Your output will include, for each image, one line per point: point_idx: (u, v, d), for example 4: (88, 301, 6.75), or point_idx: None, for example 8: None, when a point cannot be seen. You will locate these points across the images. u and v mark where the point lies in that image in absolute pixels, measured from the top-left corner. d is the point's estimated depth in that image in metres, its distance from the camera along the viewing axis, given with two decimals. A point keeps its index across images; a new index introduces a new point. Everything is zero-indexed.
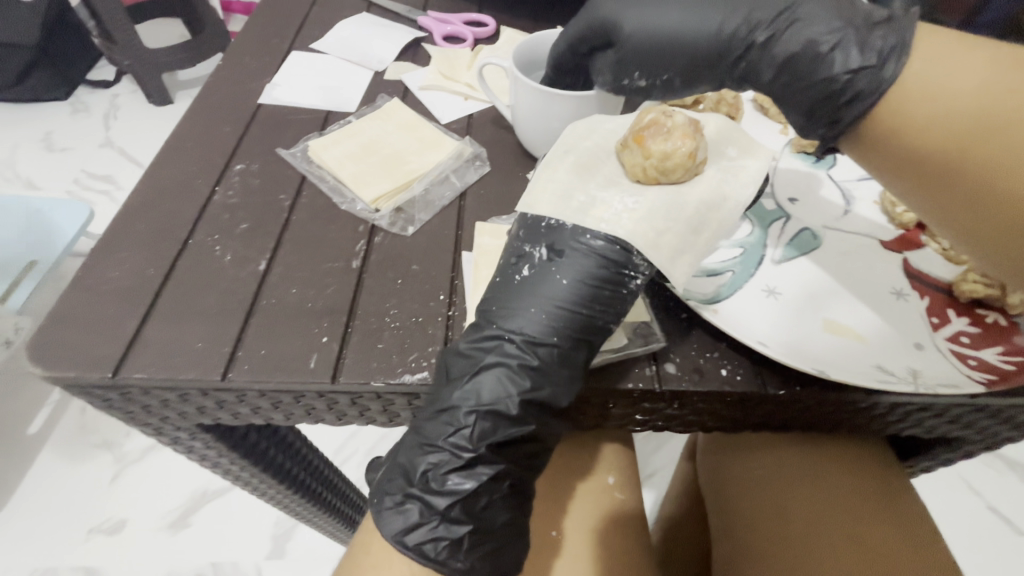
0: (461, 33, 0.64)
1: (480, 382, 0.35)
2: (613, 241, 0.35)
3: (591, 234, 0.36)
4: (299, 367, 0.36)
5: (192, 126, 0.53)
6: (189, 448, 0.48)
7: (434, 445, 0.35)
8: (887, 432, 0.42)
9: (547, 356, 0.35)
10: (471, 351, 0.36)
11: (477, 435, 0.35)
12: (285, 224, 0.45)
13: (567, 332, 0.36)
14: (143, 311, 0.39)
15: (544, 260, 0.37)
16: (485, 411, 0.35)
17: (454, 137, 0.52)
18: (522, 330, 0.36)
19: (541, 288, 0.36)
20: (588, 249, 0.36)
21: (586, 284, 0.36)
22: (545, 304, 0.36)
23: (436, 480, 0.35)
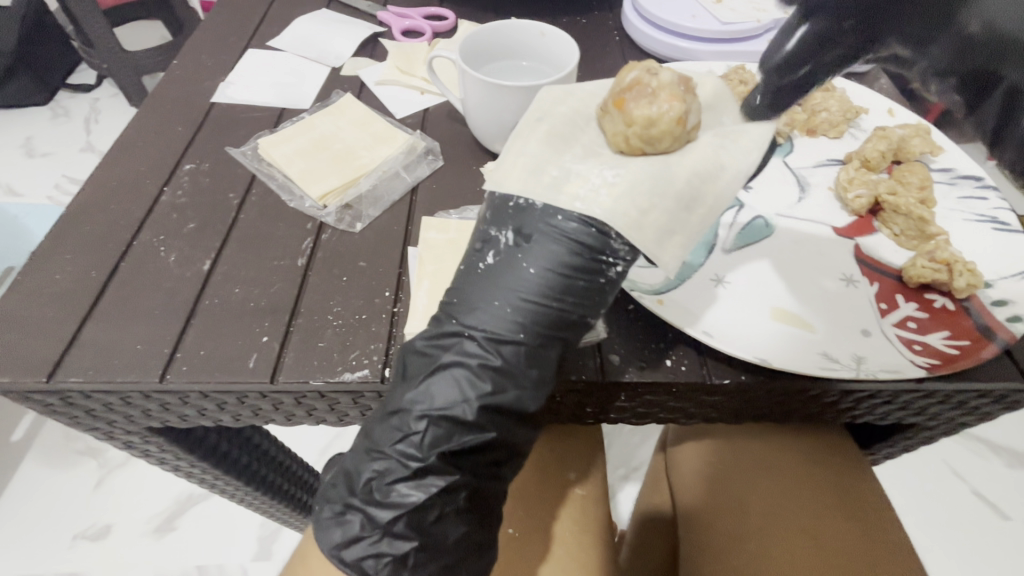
0: (420, 27, 0.64)
1: (436, 385, 0.33)
2: (587, 223, 0.32)
3: (564, 215, 0.32)
4: (237, 368, 0.36)
5: (142, 126, 0.52)
6: (145, 453, 0.48)
7: (382, 452, 0.33)
8: (842, 420, 0.42)
9: (510, 354, 0.32)
10: (427, 350, 0.34)
11: (428, 443, 0.32)
12: (233, 223, 0.44)
13: (534, 328, 0.33)
14: (83, 314, 0.38)
15: (510, 245, 0.33)
16: (436, 417, 0.32)
17: (407, 132, 0.51)
18: (483, 326, 0.33)
19: (506, 278, 0.33)
20: (560, 232, 0.32)
21: (556, 274, 0.32)
22: (509, 297, 0.32)
23: (380, 491, 0.33)
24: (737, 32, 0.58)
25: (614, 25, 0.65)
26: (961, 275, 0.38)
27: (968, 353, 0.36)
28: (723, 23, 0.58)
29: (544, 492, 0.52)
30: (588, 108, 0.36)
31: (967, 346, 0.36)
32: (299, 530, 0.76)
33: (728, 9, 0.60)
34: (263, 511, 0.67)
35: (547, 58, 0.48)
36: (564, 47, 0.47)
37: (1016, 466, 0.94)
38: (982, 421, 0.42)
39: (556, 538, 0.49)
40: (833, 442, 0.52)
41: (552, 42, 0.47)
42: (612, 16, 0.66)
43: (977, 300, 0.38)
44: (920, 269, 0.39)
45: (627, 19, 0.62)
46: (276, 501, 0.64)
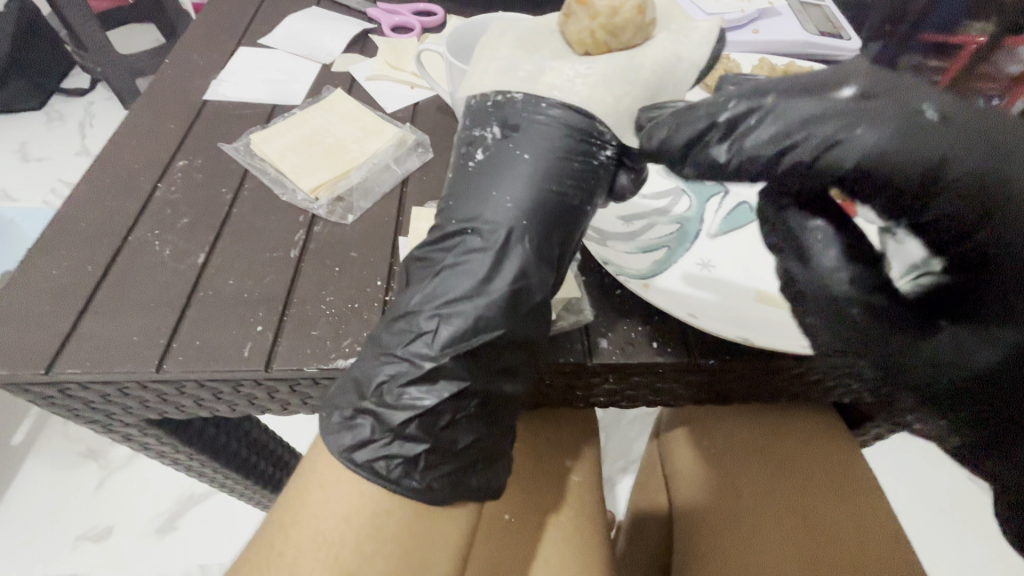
0: (410, 23, 0.64)
1: (441, 282, 0.33)
2: (570, 106, 0.33)
3: (547, 102, 0.34)
4: (232, 356, 0.37)
5: (136, 124, 0.52)
6: (144, 445, 0.49)
7: (392, 355, 0.33)
8: (827, 399, 0.43)
9: (513, 236, 0.33)
10: (427, 254, 0.35)
11: (442, 340, 0.32)
12: (226, 217, 0.45)
13: (536, 213, 0.33)
14: (79, 308, 0.39)
15: (498, 139, 0.34)
16: (443, 309, 0.32)
17: (397, 125, 0.52)
18: (483, 215, 0.33)
19: (502, 169, 0.34)
20: (546, 117, 0.33)
21: (550, 156, 0.33)
22: (509, 185, 0.33)
23: (390, 394, 0.32)
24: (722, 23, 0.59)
25: None
26: None
27: None
28: (708, 13, 0.59)
29: (540, 476, 0.52)
30: (550, 24, 0.38)
31: None
32: None
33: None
34: (261, 504, 0.68)
35: None
36: None
37: None
38: None
39: (549, 523, 0.50)
40: (822, 421, 0.53)
41: None
42: None
43: None
44: None
45: None
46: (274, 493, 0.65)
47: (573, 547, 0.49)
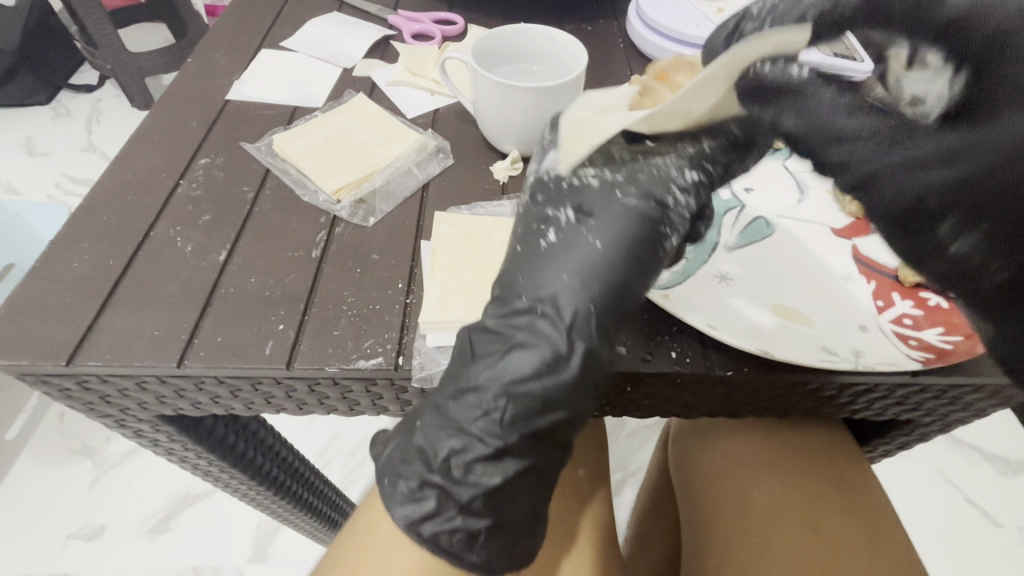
0: (430, 31, 0.65)
1: (511, 361, 0.33)
2: (645, 198, 0.36)
3: (623, 190, 0.35)
4: (254, 354, 0.37)
5: (158, 121, 0.53)
6: (154, 441, 0.49)
7: (461, 430, 0.33)
8: (840, 414, 0.43)
9: (584, 325, 0.33)
10: (497, 327, 0.34)
11: (508, 422, 0.33)
12: (247, 215, 0.45)
13: (606, 299, 0.34)
14: (101, 301, 0.39)
15: (571, 222, 0.35)
16: (512, 394, 0.33)
17: (418, 131, 0.53)
18: (556, 298, 0.34)
19: (574, 244, 0.35)
20: (623, 205, 0.35)
21: (622, 244, 0.35)
22: (586, 262, 0.34)
23: (458, 468, 0.33)
24: None
25: (619, 33, 0.67)
26: None
27: (962, 346, 0.37)
28: None
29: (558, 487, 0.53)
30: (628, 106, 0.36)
31: (960, 340, 0.37)
32: (300, 530, 0.77)
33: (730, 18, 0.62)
34: (265, 506, 0.67)
35: (557, 61, 0.50)
36: (574, 51, 0.48)
37: (1008, 475, 0.95)
38: (977, 417, 0.44)
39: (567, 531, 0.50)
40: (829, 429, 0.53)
41: (561, 46, 0.48)
42: (617, 24, 0.69)
43: None
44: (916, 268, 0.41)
45: (633, 27, 0.64)
46: (278, 496, 0.64)
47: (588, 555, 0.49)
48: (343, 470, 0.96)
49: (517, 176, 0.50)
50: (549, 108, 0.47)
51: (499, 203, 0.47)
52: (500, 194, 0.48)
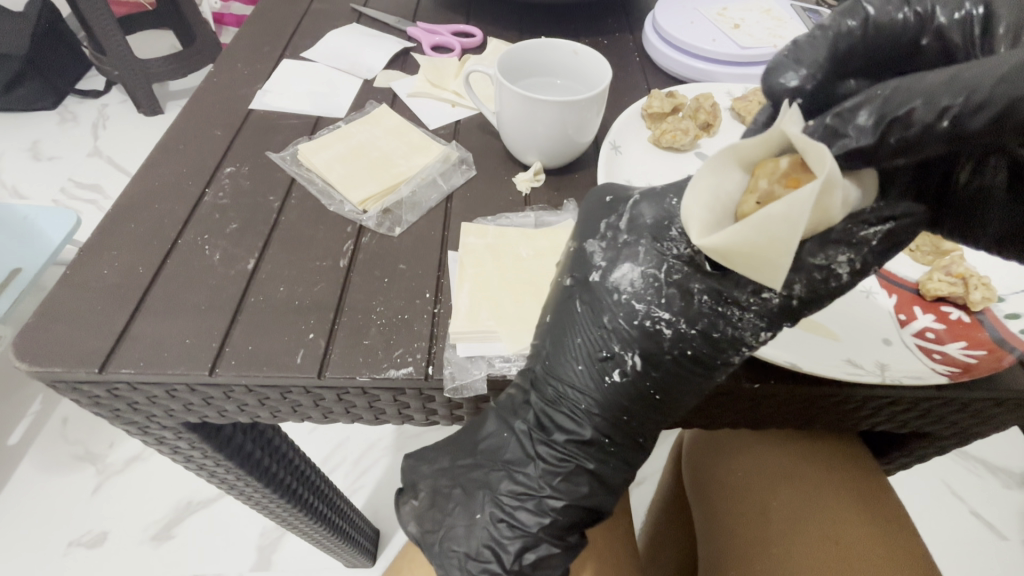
0: (449, 43, 0.66)
1: (561, 482, 0.35)
2: (714, 356, 0.32)
3: (692, 345, 0.32)
4: (286, 362, 0.37)
5: (183, 129, 0.53)
6: (175, 449, 0.49)
7: (523, 529, 0.35)
8: (862, 425, 0.43)
9: (620, 453, 0.36)
10: (559, 443, 0.35)
11: (566, 525, 0.36)
12: (274, 224, 0.46)
13: (643, 431, 0.36)
14: (132, 307, 0.39)
15: (634, 368, 0.33)
16: (568, 505, 0.35)
17: (441, 142, 0.53)
18: (601, 431, 0.35)
19: (632, 397, 0.34)
20: (686, 362, 0.33)
21: (674, 396, 0.34)
22: (633, 412, 0.35)
23: (527, 562, 0.35)
24: (755, 56, 0.61)
25: (634, 47, 0.68)
26: (977, 288, 0.40)
27: (985, 361, 0.37)
28: (742, 47, 0.61)
29: None
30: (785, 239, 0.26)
31: (984, 354, 0.38)
32: (310, 539, 0.77)
33: (746, 33, 0.63)
34: (278, 515, 0.67)
35: (580, 75, 0.50)
36: (596, 65, 0.49)
37: (1013, 487, 0.95)
38: (996, 430, 0.44)
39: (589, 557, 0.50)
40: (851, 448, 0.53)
41: (584, 59, 0.49)
42: (632, 38, 0.70)
43: (991, 313, 0.41)
44: (937, 283, 0.42)
45: (648, 41, 0.65)
46: (291, 504, 0.64)
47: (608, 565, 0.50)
48: (349, 477, 0.96)
49: (539, 188, 0.50)
50: (574, 121, 0.47)
51: (523, 215, 0.47)
52: (523, 206, 0.49)
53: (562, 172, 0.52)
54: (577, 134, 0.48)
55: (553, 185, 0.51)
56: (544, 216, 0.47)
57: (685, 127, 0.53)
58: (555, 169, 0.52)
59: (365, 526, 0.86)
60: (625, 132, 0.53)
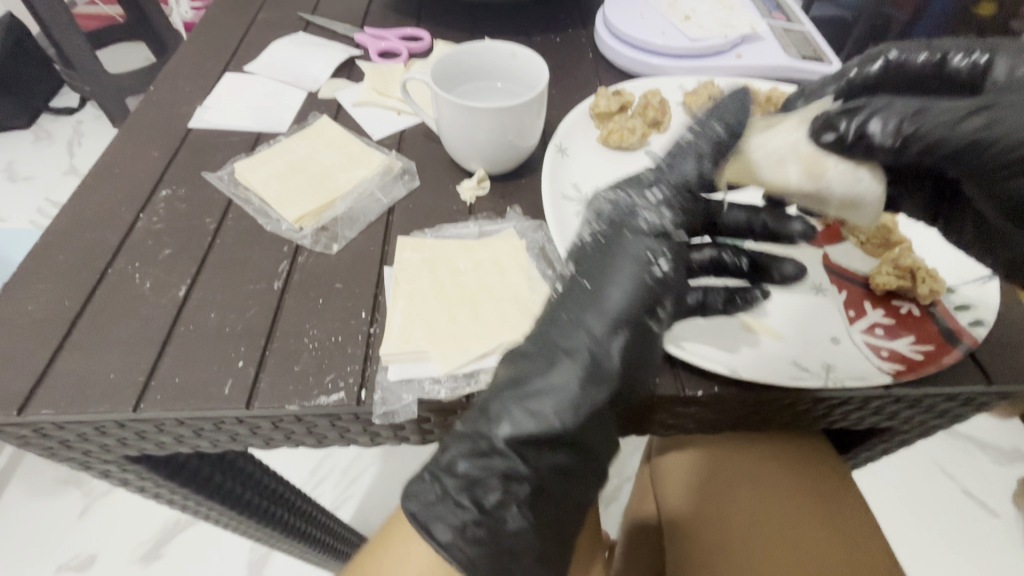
0: (396, 49, 0.65)
1: (520, 401, 0.33)
2: (625, 237, 0.35)
3: (603, 235, 0.35)
4: (213, 395, 0.36)
5: (119, 152, 0.52)
6: (125, 481, 0.48)
7: (469, 441, 0.33)
8: (819, 425, 0.42)
9: (584, 362, 0.33)
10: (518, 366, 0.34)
11: (512, 439, 0.32)
12: (208, 247, 0.45)
13: (601, 334, 0.33)
14: (55, 345, 0.38)
15: (568, 274, 0.36)
16: (530, 420, 0.32)
17: (383, 152, 0.52)
18: (557, 338, 0.34)
19: (570, 299, 0.35)
20: (602, 250, 0.35)
21: (606, 283, 0.34)
22: (581, 310, 0.34)
23: (469, 475, 0.32)
24: (704, 48, 0.60)
25: (587, 42, 0.67)
26: (925, 281, 0.39)
27: (931, 358, 0.37)
28: (691, 39, 0.60)
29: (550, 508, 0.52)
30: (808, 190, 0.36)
31: (930, 351, 0.37)
32: (295, 554, 0.75)
33: (696, 25, 0.62)
34: (253, 535, 0.66)
35: (519, 78, 0.49)
36: (534, 67, 0.47)
37: (1003, 464, 0.94)
38: (954, 423, 0.43)
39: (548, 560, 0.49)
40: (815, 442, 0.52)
41: (523, 62, 0.48)
42: (586, 33, 0.68)
43: (941, 305, 0.39)
44: (886, 276, 0.40)
45: (599, 37, 0.63)
46: (263, 525, 0.63)
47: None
48: (337, 488, 0.95)
49: (484, 196, 0.49)
50: (513, 126, 0.46)
51: (465, 225, 0.46)
52: (468, 215, 0.48)
53: (507, 178, 0.51)
54: (519, 139, 0.47)
55: (499, 192, 0.50)
56: (486, 226, 0.46)
57: (632, 126, 0.52)
58: (500, 175, 0.51)
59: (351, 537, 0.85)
60: (572, 134, 0.52)
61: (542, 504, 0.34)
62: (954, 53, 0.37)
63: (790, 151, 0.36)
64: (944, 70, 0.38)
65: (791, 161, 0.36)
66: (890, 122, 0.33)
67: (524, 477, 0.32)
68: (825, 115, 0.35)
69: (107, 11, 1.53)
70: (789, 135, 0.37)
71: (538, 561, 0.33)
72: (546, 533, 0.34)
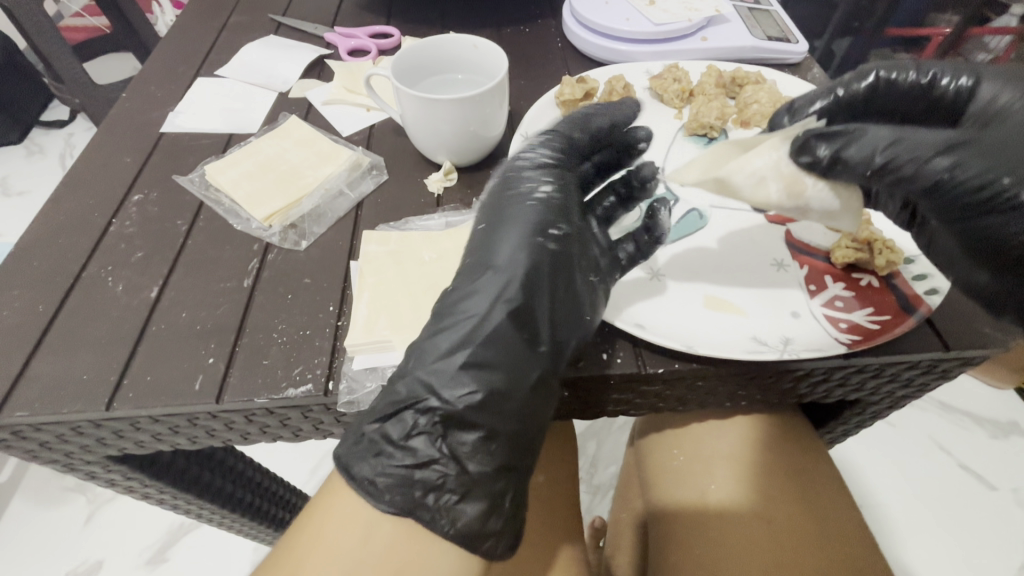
0: (366, 46, 0.65)
1: (451, 354, 0.35)
2: (532, 195, 0.41)
3: (519, 198, 0.41)
4: (184, 391, 0.37)
5: (92, 159, 0.53)
6: (110, 481, 0.48)
7: (400, 376, 0.36)
8: (787, 399, 0.43)
9: (495, 293, 0.37)
10: (447, 316, 0.37)
11: (445, 384, 0.35)
12: (180, 249, 0.45)
13: (510, 268, 0.38)
14: (30, 349, 0.39)
15: (482, 228, 0.41)
16: (462, 367, 0.35)
17: (352, 149, 0.52)
18: (478, 279, 0.38)
19: (486, 245, 0.39)
20: (516, 209, 0.41)
21: (517, 230, 0.40)
22: (491, 251, 0.39)
23: (397, 406, 0.34)
24: (669, 32, 0.60)
25: (556, 32, 0.67)
26: (882, 253, 0.39)
27: (887, 327, 0.37)
28: (656, 24, 0.60)
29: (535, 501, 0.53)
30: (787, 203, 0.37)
31: (887, 320, 0.38)
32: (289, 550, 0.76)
33: (661, 10, 0.62)
34: (245, 532, 0.67)
35: (480, 69, 0.50)
36: (494, 57, 0.48)
37: (999, 437, 0.93)
38: (921, 391, 0.44)
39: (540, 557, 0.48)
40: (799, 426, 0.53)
41: (484, 53, 0.49)
42: (555, 23, 0.68)
43: (900, 277, 0.40)
44: (844, 250, 0.41)
45: (566, 26, 0.64)
46: (255, 520, 0.64)
47: (563, 564, 0.49)
48: None
49: (451, 187, 0.50)
50: (475, 117, 0.46)
51: (432, 217, 0.47)
52: (435, 207, 0.48)
53: (474, 170, 0.52)
54: (482, 129, 0.48)
55: (466, 183, 0.50)
56: (453, 217, 0.47)
57: None
58: (468, 167, 0.51)
59: None
60: (538, 123, 0.53)
61: (457, 435, 0.34)
62: (942, 76, 0.39)
63: (773, 169, 0.37)
64: (930, 91, 0.40)
65: (773, 180, 0.37)
66: (866, 147, 0.34)
67: (456, 420, 0.34)
68: (805, 134, 0.36)
69: (93, 23, 1.53)
70: (772, 152, 0.37)
71: (456, 492, 0.33)
72: (464, 468, 0.34)
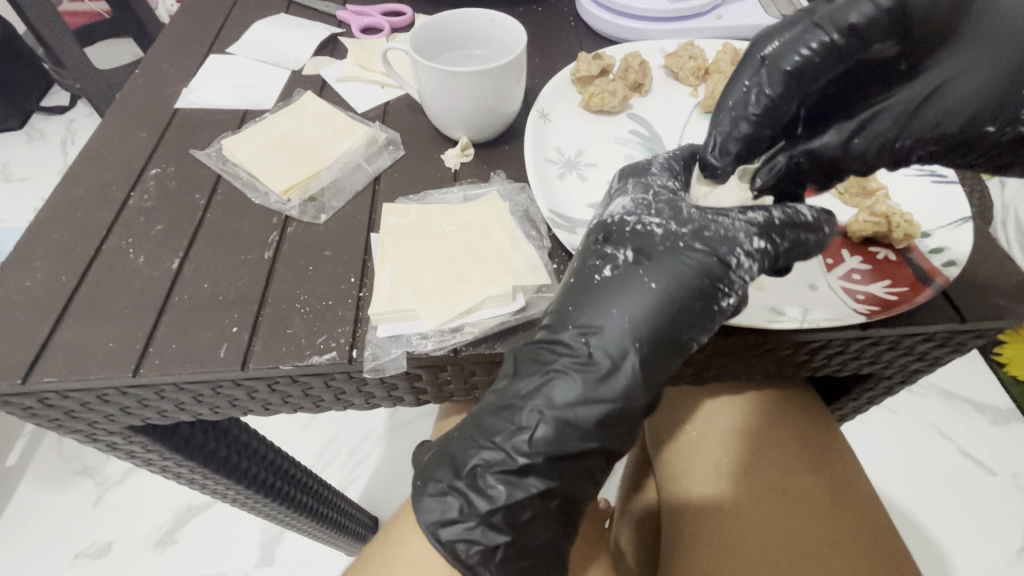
0: (379, 24, 0.65)
1: (558, 381, 0.33)
2: (709, 254, 0.35)
3: (692, 255, 0.35)
4: (209, 358, 0.37)
5: (106, 134, 0.53)
6: (131, 453, 0.49)
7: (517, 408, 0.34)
8: (805, 373, 0.43)
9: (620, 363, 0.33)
10: (570, 342, 0.34)
11: (545, 424, 0.33)
12: (199, 222, 0.45)
13: (643, 336, 0.34)
14: (54, 318, 0.39)
15: (627, 261, 0.35)
16: (571, 398, 0.33)
17: (368, 124, 0.52)
18: (615, 323, 0.34)
19: (626, 287, 0.34)
20: (685, 267, 0.34)
21: (670, 292, 0.34)
22: (634, 298, 0.34)
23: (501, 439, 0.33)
24: (683, 11, 0.60)
25: (569, 10, 0.67)
26: (900, 226, 0.40)
27: (905, 298, 0.38)
28: (671, 3, 0.60)
29: None
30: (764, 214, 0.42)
31: (904, 292, 0.38)
32: (308, 534, 0.76)
33: None
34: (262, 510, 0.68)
35: (497, 44, 0.50)
36: (512, 32, 0.48)
37: (1000, 424, 0.94)
38: (935, 367, 0.44)
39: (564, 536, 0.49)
40: (824, 415, 0.53)
41: (501, 27, 0.49)
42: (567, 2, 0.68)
43: (917, 250, 0.40)
44: (862, 224, 0.41)
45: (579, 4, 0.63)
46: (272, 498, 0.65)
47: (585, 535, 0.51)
48: (344, 470, 0.91)
49: (468, 163, 0.50)
50: (493, 91, 0.46)
51: (450, 191, 0.47)
52: (453, 181, 0.48)
53: (490, 146, 0.52)
54: (500, 104, 0.48)
55: (482, 158, 0.50)
56: (470, 190, 0.47)
57: (612, 88, 0.52)
58: (483, 143, 0.51)
59: (360, 513, 0.83)
60: (554, 99, 0.53)
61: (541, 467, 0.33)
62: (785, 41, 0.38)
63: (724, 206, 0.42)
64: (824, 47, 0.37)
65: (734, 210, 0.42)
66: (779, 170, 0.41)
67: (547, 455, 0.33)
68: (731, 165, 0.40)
69: (93, 7, 1.52)
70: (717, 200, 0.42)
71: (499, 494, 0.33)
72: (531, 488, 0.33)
